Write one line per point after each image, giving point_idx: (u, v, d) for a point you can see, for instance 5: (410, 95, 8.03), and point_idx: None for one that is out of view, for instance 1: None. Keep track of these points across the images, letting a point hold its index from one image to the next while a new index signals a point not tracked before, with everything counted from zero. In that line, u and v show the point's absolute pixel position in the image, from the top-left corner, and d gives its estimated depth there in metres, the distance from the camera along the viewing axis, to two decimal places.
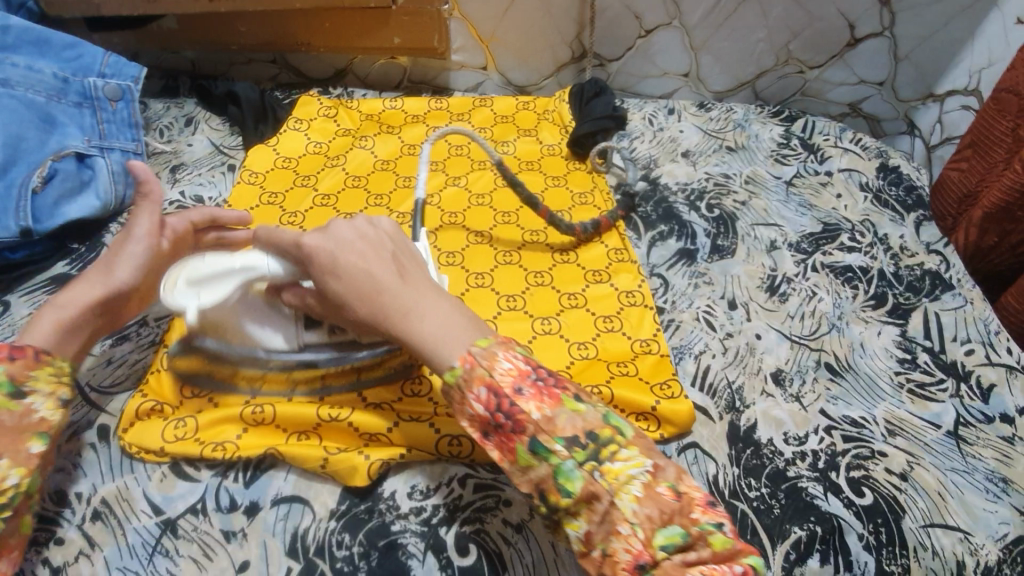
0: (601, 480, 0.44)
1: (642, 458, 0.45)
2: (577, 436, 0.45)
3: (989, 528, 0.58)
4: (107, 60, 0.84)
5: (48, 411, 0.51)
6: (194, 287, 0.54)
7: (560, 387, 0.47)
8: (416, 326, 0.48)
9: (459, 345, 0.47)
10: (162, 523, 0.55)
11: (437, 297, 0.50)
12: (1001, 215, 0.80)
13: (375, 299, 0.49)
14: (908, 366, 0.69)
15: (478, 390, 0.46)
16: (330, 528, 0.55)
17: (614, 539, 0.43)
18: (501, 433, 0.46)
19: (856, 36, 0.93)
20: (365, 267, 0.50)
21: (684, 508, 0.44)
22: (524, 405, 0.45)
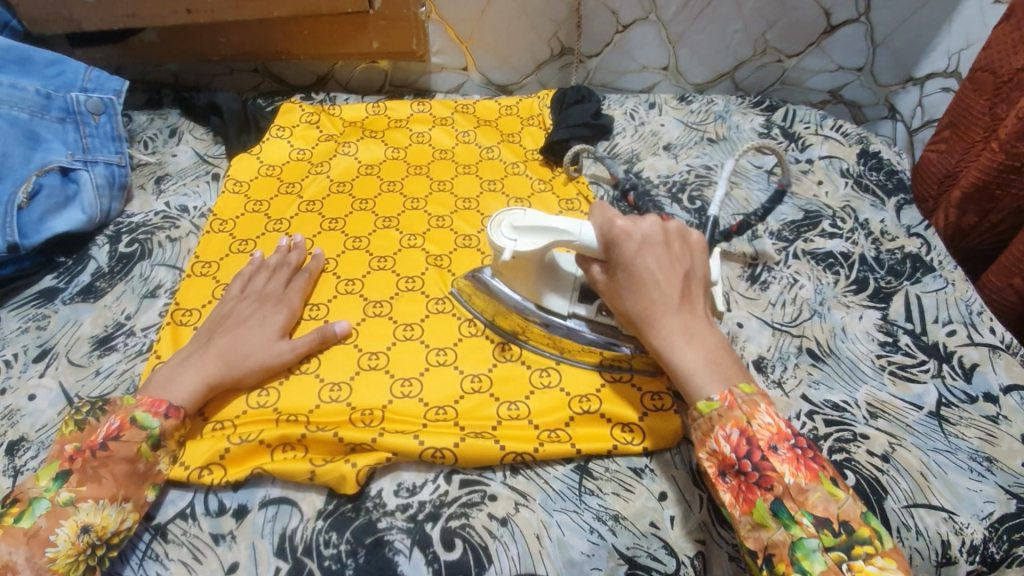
0: (846, 574, 0.43)
1: (901, 575, 0.43)
2: (829, 519, 0.45)
3: (973, 507, 0.58)
4: (89, 75, 0.84)
5: (164, 465, 0.57)
6: (514, 234, 0.61)
7: (817, 464, 0.47)
8: (680, 355, 0.53)
9: (721, 387, 0.51)
10: (153, 528, 0.56)
11: (706, 335, 0.54)
12: (980, 195, 0.80)
13: (659, 318, 0.54)
14: (889, 349, 0.70)
15: (728, 430, 0.49)
16: (317, 527, 0.56)
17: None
18: (744, 481, 0.48)
19: (833, 24, 0.93)
20: (661, 276, 0.55)
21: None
22: (777, 464, 0.47)
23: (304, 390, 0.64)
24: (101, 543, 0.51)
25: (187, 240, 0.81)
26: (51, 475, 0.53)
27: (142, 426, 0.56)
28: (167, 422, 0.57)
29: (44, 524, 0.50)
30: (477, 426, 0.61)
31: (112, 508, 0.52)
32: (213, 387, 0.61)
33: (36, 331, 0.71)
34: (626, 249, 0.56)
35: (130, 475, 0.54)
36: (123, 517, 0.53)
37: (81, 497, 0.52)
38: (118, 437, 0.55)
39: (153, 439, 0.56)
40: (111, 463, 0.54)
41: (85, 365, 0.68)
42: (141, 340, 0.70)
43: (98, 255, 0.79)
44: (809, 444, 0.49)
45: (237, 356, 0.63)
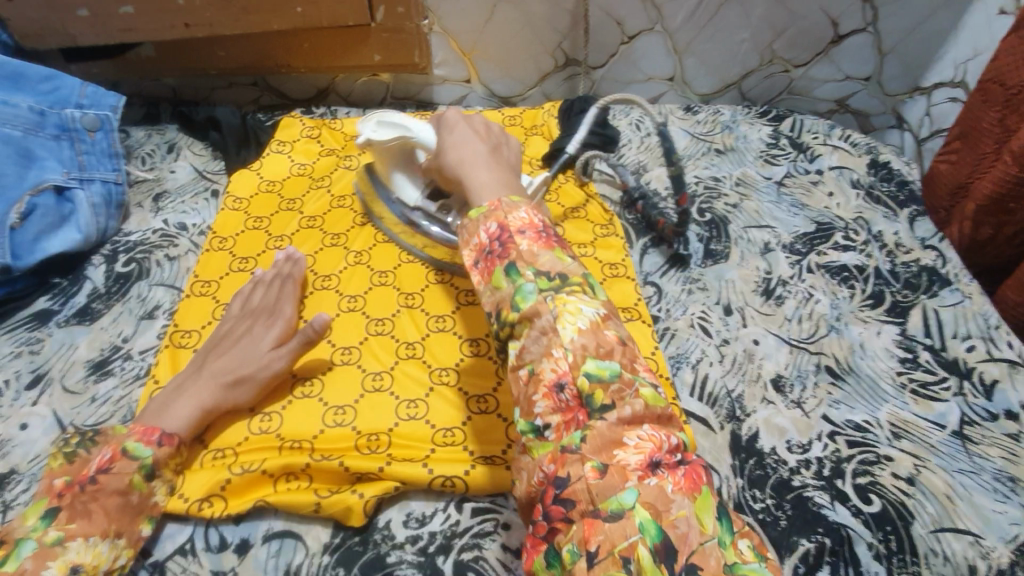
0: (550, 304, 0.44)
1: (596, 302, 0.45)
2: (551, 271, 0.45)
3: (1000, 530, 0.56)
4: (85, 90, 0.82)
5: (161, 496, 0.55)
6: (374, 127, 0.71)
7: (558, 240, 0.48)
8: (470, 177, 0.54)
9: (494, 194, 0.52)
10: (151, 566, 0.53)
11: (501, 167, 0.55)
12: (994, 207, 0.79)
13: (457, 154, 0.57)
14: (909, 366, 0.68)
15: (489, 224, 0.49)
16: (322, 562, 0.53)
17: (544, 360, 0.43)
18: (489, 258, 0.48)
19: (840, 33, 0.93)
20: (473, 135, 0.58)
21: (625, 353, 0.43)
22: (519, 240, 0.47)
23: (308, 414, 0.61)
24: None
25: (185, 259, 0.79)
26: (38, 514, 0.50)
27: (133, 456, 0.54)
28: (160, 451, 0.55)
29: (29, 567, 0.46)
30: (488, 452, 0.59)
31: (104, 545, 0.50)
32: (212, 411, 0.59)
33: (29, 356, 0.69)
34: (448, 117, 0.61)
35: (124, 508, 0.52)
36: (115, 554, 0.50)
37: (69, 536, 0.49)
38: (107, 470, 0.52)
39: (146, 469, 0.54)
40: (102, 497, 0.51)
41: (81, 391, 0.65)
42: (138, 365, 0.68)
43: (94, 275, 0.77)
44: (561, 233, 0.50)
45: (234, 376, 0.60)
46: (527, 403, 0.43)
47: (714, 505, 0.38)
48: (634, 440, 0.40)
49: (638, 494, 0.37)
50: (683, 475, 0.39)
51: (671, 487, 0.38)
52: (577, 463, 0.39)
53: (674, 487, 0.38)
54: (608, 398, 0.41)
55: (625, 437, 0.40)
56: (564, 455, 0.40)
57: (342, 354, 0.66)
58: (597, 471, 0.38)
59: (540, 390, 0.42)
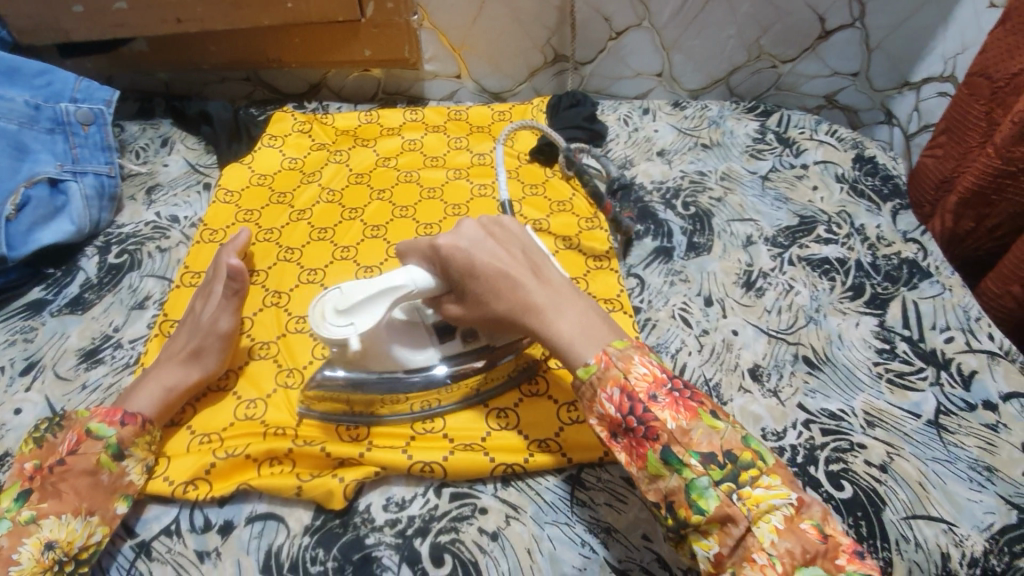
0: (738, 503, 0.45)
1: (784, 492, 0.46)
2: (714, 454, 0.47)
3: (973, 518, 0.57)
4: (79, 85, 0.84)
5: (136, 475, 0.56)
6: (344, 316, 0.52)
7: (696, 402, 0.49)
8: (558, 331, 0.53)
9: (597, 346, 0.51)
10: (137, 545, 0.55)
11: (570, 298, 0.55)
12: (976, 200, 0.80)
13: (518, 301, 0.54)
14: (886, 357, 0.69)
15: (609, 390, 0.49)
16: (303, 543, 0.55)
17: (747, 566, 0.44)
18: (631, 436, 0.49)
19: (826, 29, 0.93)
20: (507, 265, 0.55)
21: (828, 550, 0.43)
22: (660, 412, 0.48)
23: (291, 402, 0.63)
24: (68, 559, 0.50)
25: (176, 251, 0.80)
26: (11, 496, 0.52)
27: (97, 436, 0.55)
28: (125, 429, 0.56)
29: (4, 544, 0.49)
30: (467, 439, 0.60)
31: (78, 523, 0.51)
32: (177, 387, 0.61)
33: (23, 343, 0.70)
34: (457, 255, 0.54)
35: (97, 486, 0.54)
36: (90, 531, 0.52)
37: (42, 514, 0.51)
38: (75, 450, 0.54)
39: (112, 448, 0.55)
40: (71, 477, 0.53)
41: (72, 378, 0.67)
42: (128, 353, 0.69)
43: (87, 266, 0.78)
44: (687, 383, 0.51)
45: (190, 349, 0.62)
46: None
47: None
48: None
49: None
50: None
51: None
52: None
53: None
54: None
55: None
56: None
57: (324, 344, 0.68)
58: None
59: None
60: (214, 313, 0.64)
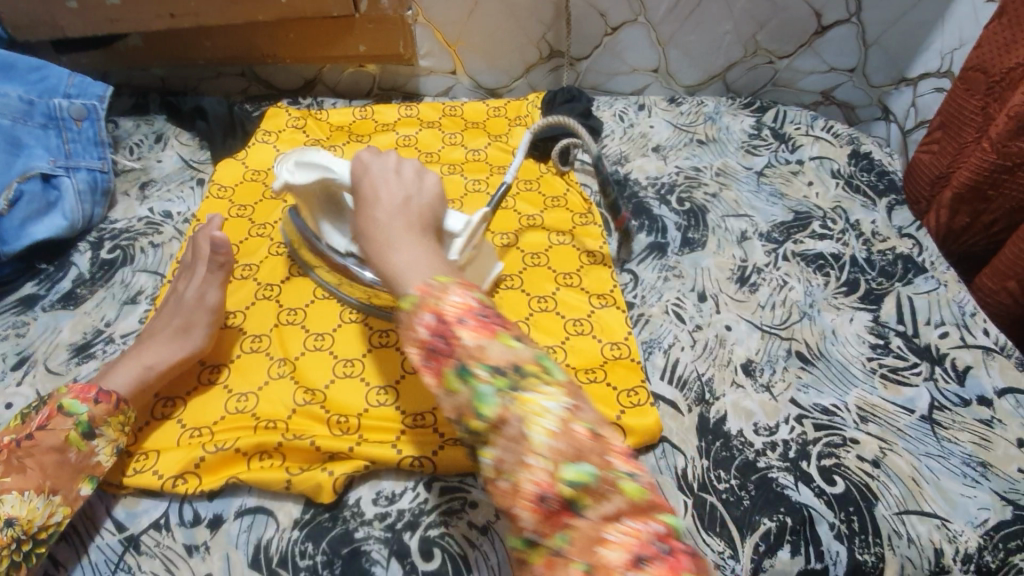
0: (513, 407, 0.41)
1: (562, 397, 0.42)
2: (502, 367, 0.43)
3: (965, 513, 0.57)
4: (72, 80, 0.83)
5: (105, 457, 0.56)
6: (296, 166, 0.62)
7: (501, 325, 0.45)
8: (390, 260, 0.53)
9: (421, 278, 0.50)
10: (126, 539, 0.55)
11: (422, 245, 0.54)
12: (973, 196, 0.79)
13: (378, 229, 0.55)
14: (881, 352, 0.68)
15: (425, 315, 0.46)
16: (292, 537, 0.55)
17: (521, 470, 0.40)
18: (436, 358, 0.45)
19: (823, 24, 0.93)
20: (384, 195, 0.57)
21: (597, 448, 0.40)
22: (462, 333, 0.44)
23: (280, 395, 0.63)
24: (26, 537, 0.51)
25: (169, 245, 0.80)
26: None
27: (69, 412, 0.55)
28: (98, 408, 0.56)
29: None
30: None
31: (39, 500, 0.52)
32: (157, 365, 0.61)
33: (15, 338, 0.70)
34: (359, 174, 0.60)
35: (63, 464, 0.54)
36: (50, 510, 0.53)
37: (5, 489, 0.51)
38: (44, 426, 0.54)
39: (83, 426, 0.55)
40: (37, 452, 0.54)
41: (63, 373, 0.67)
42: (120, 348, 0.69)
43: (79, 261, 0.78)
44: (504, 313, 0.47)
45: (176, 326, 0.63)
46: (510, 518, 0.41)
47: None
48: (616, 535, 0.38)
49: None
50: (665, 563, 0.36)
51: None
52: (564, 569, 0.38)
53: None
54: (591, 499, 0.38)
55: (606, 533, 0.38)
56: (555, 559, 0.38)
57: (315, 339, 0.67)
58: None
59: (525, 503, 0.40)
60: (199, 289, 0.65)
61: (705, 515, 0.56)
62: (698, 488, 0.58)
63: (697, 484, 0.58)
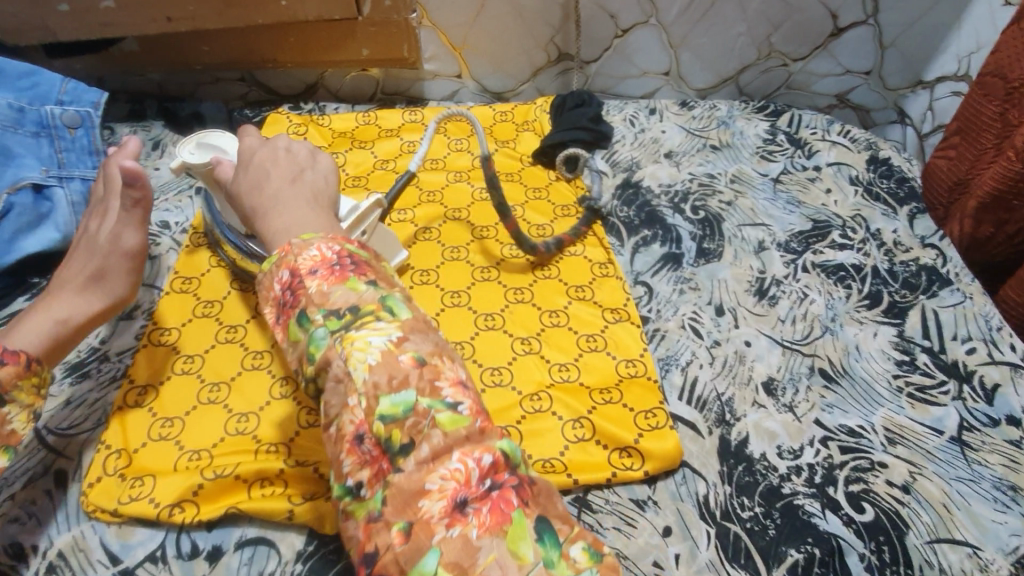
0: (339, 345, 0.42)
1: (391, 332, 0.43)
2: (340, 308, 0.43)
3: (999, 542, 0.54)
4: (65, 87, 0.80)
5: (20, 424, 0.50)
6: (194, 149, 0.65)
7: (352, 270, 0.45)
8: (266, 225, 0.50)
9: (287, 237, 0.48)
10: (120, 573, 0.52)
11: (301, 206, 0.51)
12: (996, 205, 0.76)
13: (252, 194, 0.52)
14: (907, 369, 0.66)
15: (281, 271, 0.46)
16: (295, 571, 0.52)
17: (344, 412, 0.42)
18: (283, 309, 0.45)
19: (839, 26, 0.90)
20: (269, 168, 0.54)
21: (423, 375, 0.42)
22: (309, 282, 0.45)
23: (282, 416, 0.60)
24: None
25: (167, 257, 0.77)
26: None
27: None
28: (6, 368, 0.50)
29: None
30: None
31: None
32: (71, 317, 0.58)
33: None
34: (244, 150, 0.56)
35: None
36: None
37: None
38: None
39: None
40: None
41: (55, 394, 0.63)
42: (115, 366, 0.65)
43: None
44: (367, 260, 0.47)
45: (89, 272, 0.60)
46: (336, 466, 0.42)
47: (528, 533, 0.37)
48: (437, 483, 0.39)
49: (441, 549, 0.36)
50: (489, 508, 0.37)
51: (477, 533, 0.36)
52: (384, 529, 0.38)
53: (477, 527, 0.36)
54: (405, 436, 0.40)
55: (428, 483, 0.39)
56: (373, 522, 0.39)
57: None
58: (404, 534, 0.37)
59: (346, 447, 0.41)
60: (114, 231, 0.60)
61: (729, 547, 0.53)
62: (721, 516, 0.55)
63: (719, 512, 0.55)
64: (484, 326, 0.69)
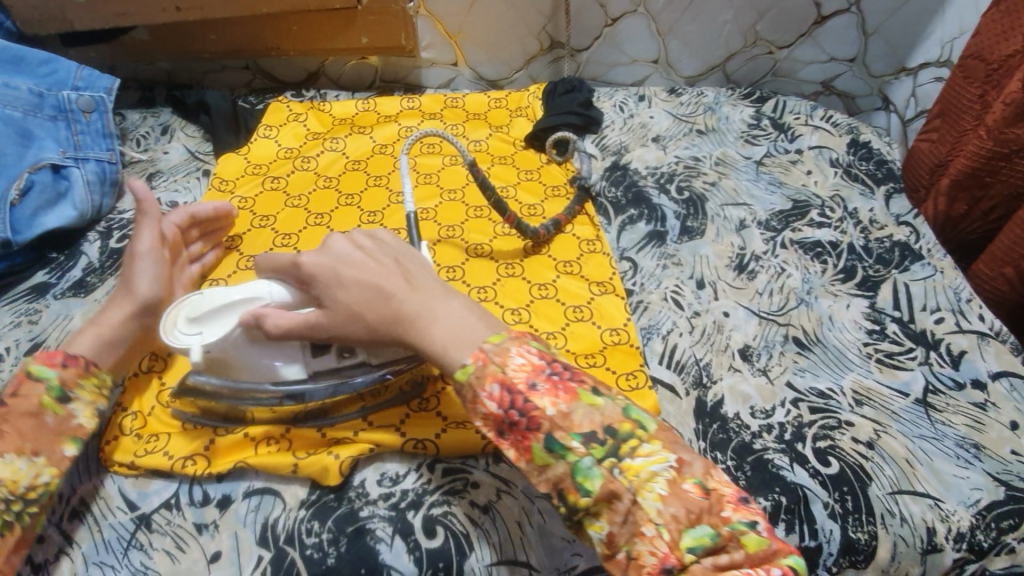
0: (620, 477, 0.42)
1: (664, 455, 0.43)
2: (595, 432, 0.44)
3: (959, 494, 0.58)
4: (81, 75, 0.86)
5: (85, 418, 0.56)
6: (194, 326, 0.54)
7: (575, 382, 0.46)
8: (427, 336, 0.49)
9: (470, 345, 0.47)
10: (137, 518, 0.56)
11: (446, 300, 0.51)
12: (969, 182, 0.80)
13: (382, 310, 0.50)
14: (877, 337, 0.69)
15: (491, 386, 0.45)
16: (299, 516, 0.56)
17: (639, 541, 0.41)
18: (517, 432, 0.45)
19: (823, 14, 0.94)
20: (370, 277, 0.51)
21: (713, 506, 0.41)
22: (541, 401, 0.44)
23: None
24: (15, 499, 0.50)
25: None
26: None
27: (37, 377, 0.54)
28: (67, 371, 0.55)
29: None
30: (460, 417, 0.61)
31: (22, 462, 0.51)
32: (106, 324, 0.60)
33: (28, 325, 0.72)
34: (317, 270, 0.52)
35: (42, 428, 0.53)
36: (36, 471, 0.52)
37: None
38: (14, 394, 0.53)
39: (54, 391, 0.54)
40: (12, 417, 0.52)
41: None
42: None
43: (89, 251, 0.80)
44: (568, 364, 0.48)
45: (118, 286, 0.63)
46: None
47: None
48: None
49: None
50: None
51: None
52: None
53: None
54: (714, 558, 0.40)
55: None
56: None
57: None
58: None
59: None
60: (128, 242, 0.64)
61: None
62: None
63: None
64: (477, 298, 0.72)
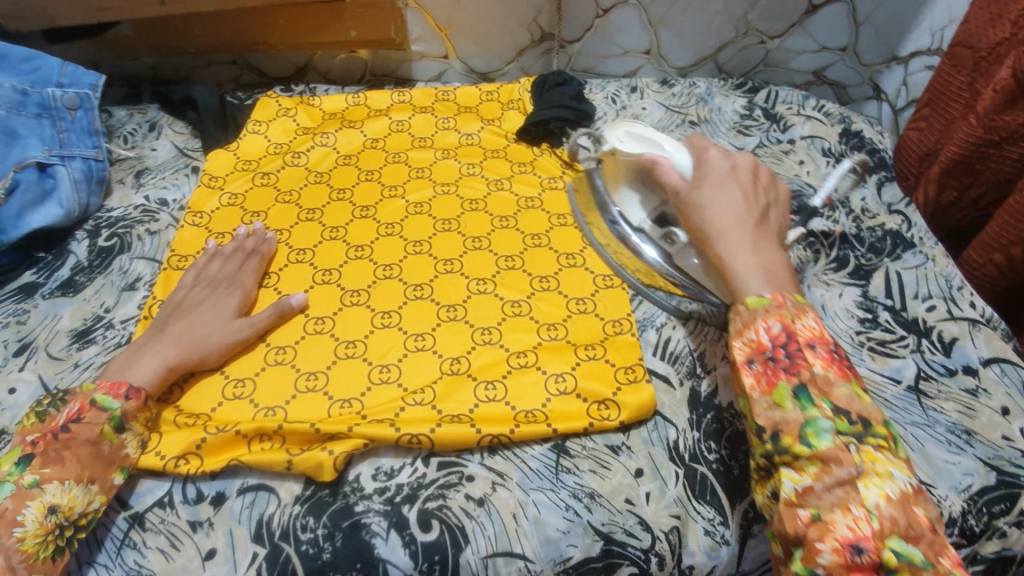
0: (853, 454, 0.46)
1: (907, 472, 0.47)
2: (848, 410, 0.48)
3: (951, 479, 0.58)
4: (64, 70, 0.84)
5: (132, 449, 0.58)
6: (624, 135, 0.68)
7: (849, 369, 0.51)
8: (738, 259, 0.56)
9: (775, 288, 0.54)
10: (130, 517, 0.56)
11: (772, 254, 0.57)
12: (960, 169, 0.80)
13: (723, 219, 0.58)
14: (869, 326, 0.70)
15: (770, 323, 0.51)
16: (294, 512, 0.56)
17: (839, 513, 0.45)
18: (772, 365, 0.50)
19: (814, 3, 0.93)
20: (742, 197, 0.59)
21: (931, 545, 0.44)
22: (810, 357, 0.50)
23: (281, 379, 0.64)
24: (69, 524, 0.52)
25: (166, 233, 0.81)
26: (12, 461, 0.53)
27: (102, 407, 0.57)
28: (129, 404, 0.58)
29: (9, 505, 0.50)
30: (454, 411, 0.61)
31: (79, 490, 0.53)
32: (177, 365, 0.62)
33: (16, 325, 0.71)
34: (708, 163, 0.62)
35: (97, 458, 0.55)
36: (89, 498, 0.54)
37: (46, 478, 0.52)
38: (78, 420, 0.55)
39: (115, 421, 0.57)
40: (74, 445, 0.54)
41: (65, 357, 0.68)
42: (119, 333, 0.70)
43: (77, 249, 0.79)
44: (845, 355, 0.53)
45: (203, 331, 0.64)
46: (807, 549, 0.45)
47: None
48: None
49: None
50: None
51: None
52: None
53: None
54: None
55: None
56: None
57: (314, 324, 0.68)
58: None
59: (829, 541, 0.44)
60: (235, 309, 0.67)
61: (696, 486, 0.58)
62: (689, 459, 0.59)
63: (688, 455, 0.60)
64: (475, 291, 0.71)
